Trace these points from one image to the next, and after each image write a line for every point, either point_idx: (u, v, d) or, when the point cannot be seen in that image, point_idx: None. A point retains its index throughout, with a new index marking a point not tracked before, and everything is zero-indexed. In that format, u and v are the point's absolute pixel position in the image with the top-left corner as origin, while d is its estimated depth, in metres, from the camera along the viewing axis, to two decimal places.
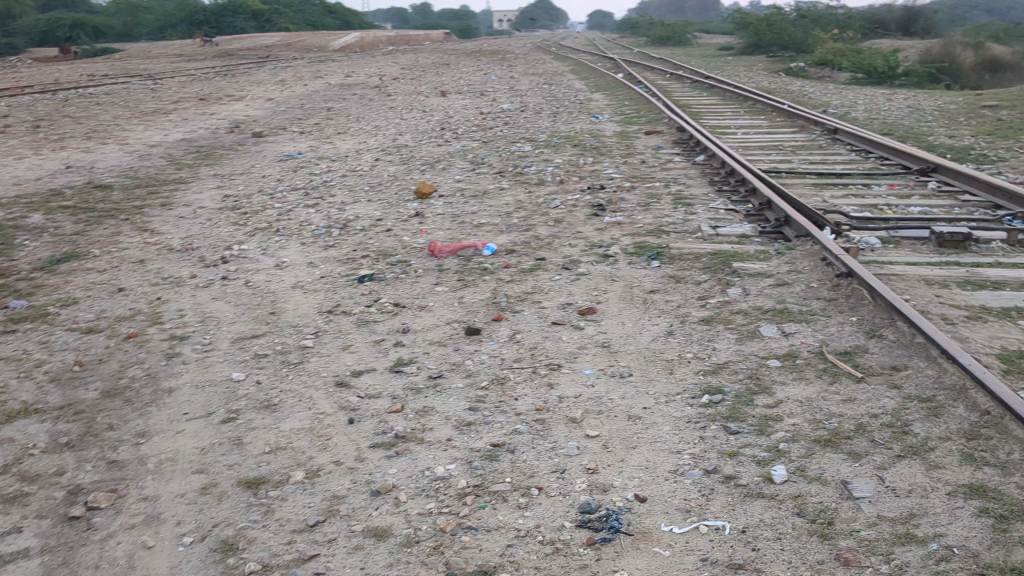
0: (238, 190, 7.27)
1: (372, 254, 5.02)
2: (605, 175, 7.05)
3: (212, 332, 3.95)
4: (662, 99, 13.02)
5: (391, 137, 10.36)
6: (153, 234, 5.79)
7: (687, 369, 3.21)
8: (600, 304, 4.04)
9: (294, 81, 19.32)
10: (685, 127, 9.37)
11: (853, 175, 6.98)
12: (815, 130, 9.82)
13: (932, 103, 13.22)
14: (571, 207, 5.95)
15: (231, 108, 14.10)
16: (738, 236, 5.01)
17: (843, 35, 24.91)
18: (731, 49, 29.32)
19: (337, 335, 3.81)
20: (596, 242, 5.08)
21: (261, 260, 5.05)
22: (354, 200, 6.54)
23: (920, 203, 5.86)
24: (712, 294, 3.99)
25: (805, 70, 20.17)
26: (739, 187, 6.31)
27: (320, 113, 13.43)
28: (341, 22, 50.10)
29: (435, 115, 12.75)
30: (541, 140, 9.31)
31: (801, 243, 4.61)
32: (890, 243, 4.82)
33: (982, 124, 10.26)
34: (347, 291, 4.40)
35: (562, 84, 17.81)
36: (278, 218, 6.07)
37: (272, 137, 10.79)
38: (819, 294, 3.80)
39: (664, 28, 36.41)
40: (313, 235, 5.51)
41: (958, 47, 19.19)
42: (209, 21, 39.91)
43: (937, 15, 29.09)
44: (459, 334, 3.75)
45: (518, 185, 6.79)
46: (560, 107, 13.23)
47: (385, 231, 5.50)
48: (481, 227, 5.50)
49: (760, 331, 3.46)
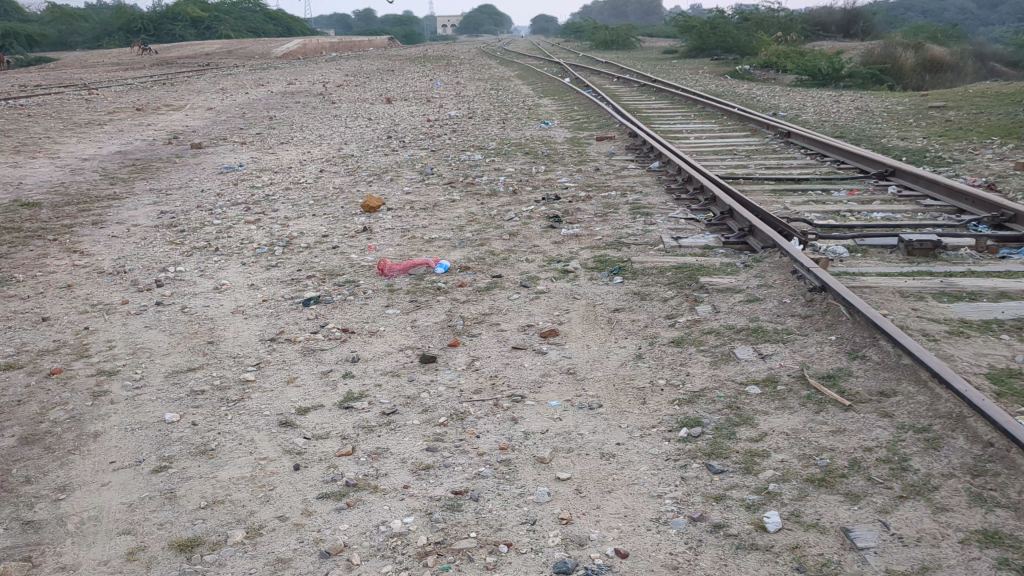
0: (176, 205, 6.92)
1: (318, 273, 4.73)
2: (559, 184, 6.83)
3: (144, 366, 3.63)
4: (612, 104, 12.87)
5: (335, 147, 10.05)
6: (82, 256, 5.43)
7: (661, 398, 2.99)
8: (562, 325, 3.81)
9: (234, 90, 18.84)
10: (638, 133, 9.20)
11: (812, 180, 6.85)
12: (768, 133, 9.71)
13: (880, 104, 13.24)
14: (526, 219, 5.71)
15: (169, 119, 13.65)
16: (702, 247, 4.82)
17: (786, 37, 25.07)
18: (677, 52, 29.38)
19: (281, 367, 3.53)
20: (554, 256, 4.85)
21: (198, 282, 4.73)
22: (298, 215, 6.24)
23: (883, 208, 5.74)
24: (680, 312, 3.78)
25: (750, 73, 20.21)
26: (698, 195, 6.12)
27: (262, 122, 13.05)
28: (283, 27, 49.42)
29: (380, 123, 12.45)
30: (491, 148, 9.07)
31: (767, 254, 4.43)
32: (858, 252, 4.66)
33: (931, 125, 10.24)
34: (291, 316, 4.11)
35: (510, 89, 17.63)
36: (217, 236, 5.75)
37: (211, 148, 10.41)
38: (793, 311, 3.61)
39: (609, 32, 36.42)
40: (255, 254, 5.20)
41: (900, 48, 19.34)
42: (147, 29, 39.04)
43: (877, 16, 29.43)
44: (413, 362, 3.49)
45: (469, 196, 6.53)
46: (508, 112, 13.02)
47: (330, 248, 5.22)
48: (432, 243, 5.24)
49: (735, 353, 3.26)
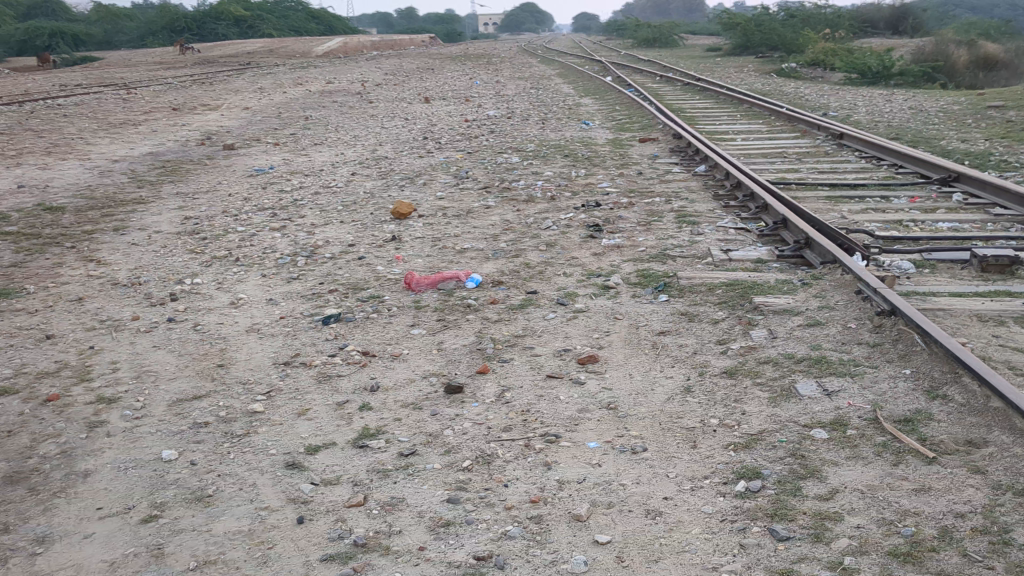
0: (201, 210, 6.68)
1: (341, 287, 4.44)
2: (599, 189, 6.48)
3: (147, 393, 3.36)
4: (655, 103, 12.48)
5: (369, 148, 9.79)
6: (98, 265, 5.19)
7: (713, 442, 2.64)
8: (602, 350, 3.47)
9: (272, 89, 18.69)
10: (682, 134, 8.82)
11: (869, 186, 6.44)
12: (819, 134, 9.28)
13: (935, 104, 12.69)
14: (565, 227, 5.38)
15: (205, 119, 13.49)
16: (754, 261, 4.46)
17: (833, 35, 24.41)
18: (720, 49, 28.82)
19: (293, 396, 3.23)
20: (594, 270, 4.51)
21: (214, 296, 4.46)
22: (324, 222, 5.95)
23: (948, 218, 5.32)
24: (732, 337, 3.42)
25: (797, 71, 19.67)
26: (748, 203, 5.74)
27: (298, 122, 12.83)
28: (325, 27, 49.51)
29: (417, 123, 12.19)
30: (529, 150, 8.73)
31: (828, 271, 4.05)
32: (926, 268, 4.27)
33: (993, 126, 9.73)
34: (309, 336, 3.81)
35: (550, 88, 17.32)
36: (240, 245, 5.48)
37: (243, 149, 10.20)
38: (860, 339, 3.24)
39: (651, 30, 35.88)
40: (276, 265, 4.92)
41: (953, 45, 18.69)
42: (190, 28, 39.20)
43: (927, 13, 28.61)
44: (437, 393, 3.17)
45: (504, 202, 6.21)
46: (547, 112, 12.67)
47: (356, 259, 4.92)
48: (464, 254, 4.92)
49: (796, 389, 2.90)
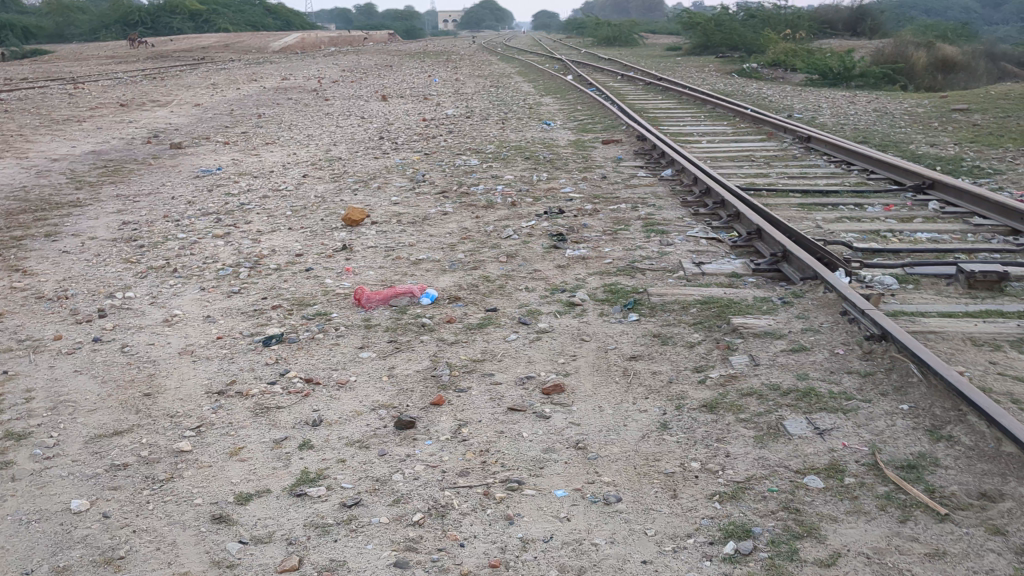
0: (141, 215, 6.29)
1: (286, 303, 4.10)
2: (563, 195, 6.19)
3: (62, 427, 2.99)
4: (618, 103, 12.23)
5: (323, 148, 9.42)
6: (23, 275, 4.79)
7: (696, 491, 2.35)
8: (568, 378, 3.17)
9: (225, 85, 18.18)
10: (647, 136, 8.56)
11: (842, 193, 6.22)
12: (785, 137, 9.07)
13: (898, 106, 12.59)
14: (527, 236, 5.09)
15: (153, 116, 12.98)
16: (728, 276, 4.20)
17: (793, 36, 24.39)
18: (681, 49, 28.72)
19: (226, 432, 2.89)
20: (558, 285, 4.22)
21: (147, 312, 4.10)
22: (271, 229, 5.59)
23: (927, 229, 5.11)
24: (711, 364, 3.14)
25: (758, 71, 19.57)
26: (718, 210, 5.48)
27: (250, 120, 12.39)
28: (282, 21, 48.78)
29: (374, 122, 11.82)
30: (489, 152, 8.42)
31: (809, 288, 3.79)
32: (909, 284, 4.04)
33: (959, 130, 9.58)
34: (247, 360, 3.47)
35: (510, 86, 17.01)
36: (179, 253, 5.10)
37: (191, 148, 9.77)
38: (850, 367, 2.98)
39: (612, 28, 35.67)
40: (217, 277, 4.57)
41: (912, 47, 18.68)
42: (144, 21, 38.24)
43: (885, 15, 28.70)
44: (387, 428, 2.85)
45: (462, 208, 5.89)
46: (508, 112, 12.37)
47: (304, 271, 4.58)
48: (418, 266, 4.59)
49: (784, 428, 2.63)
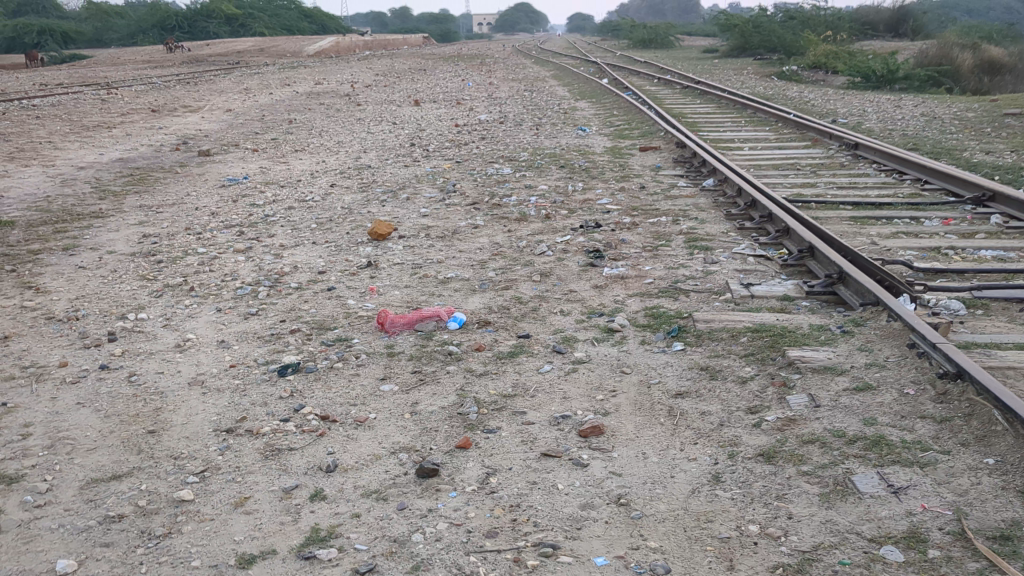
0: (162, 227, 6.08)
1: (306, 326, 3.86)
2: (599, 206, 5.91)
3: (57, 469, 2.75)
4: (656, 108, 11.90)
5: (353, 155, 9.20)
6: (36, 294, 4.59)
7: (756, 563, 2.06)
8: (608, 418, 2.89)
9: (257, 90, 18.06)
10: (687, 143, 8.25)
11: (896, 205, 5.88)
12: (831, 144, 8.72)
13: (947, 110, 12.14)
14: (562, 252, 4.81)
15: (184, 122, 12.85)
16: (779, 299, 3.90)
17: (834, 37, 23.87)
18: (718, 51, 28.29)
19: (231, 478, 2.63)
20: (596, 308, 3.94)
21: (160, 336, 3.87)
22: (294, 244, 5.36)
23: (991, 245, 4.77)
24: (766, 405, 2.85)
25: (798, 74, 19.15)
26: (765, 224, 5.16)
27: (280, 126, 12.22)
28: (318, 26, 48.92)
29: (405, 128, 11.61)
30: (522, 160, 8.15)
31: (870, 315, 3.48)
32: (978, 309, 3.72)
33: (1014, 137, 9.16)
34: (260, 393, 3.22)
35: (544, 90, 16.74)
36: (197, 270, 4.88)
37: (219, 155, 9.59)
38: (924, 410, 2.67)
39: (648, 31, 35.30)
40: (234, 297, 4.33)
41: (957, 48, 18.15)
42: (181, 26, 38.33)
43: (927, 16, 28.11)
44: (408, 476, 2.59)
45: (494, 221, 5.62)
46: (542, 117, 12.10)
47: (325, 290, 4.34)
48: (447, 285, 4.33)
49: (853, 484, 2.33)
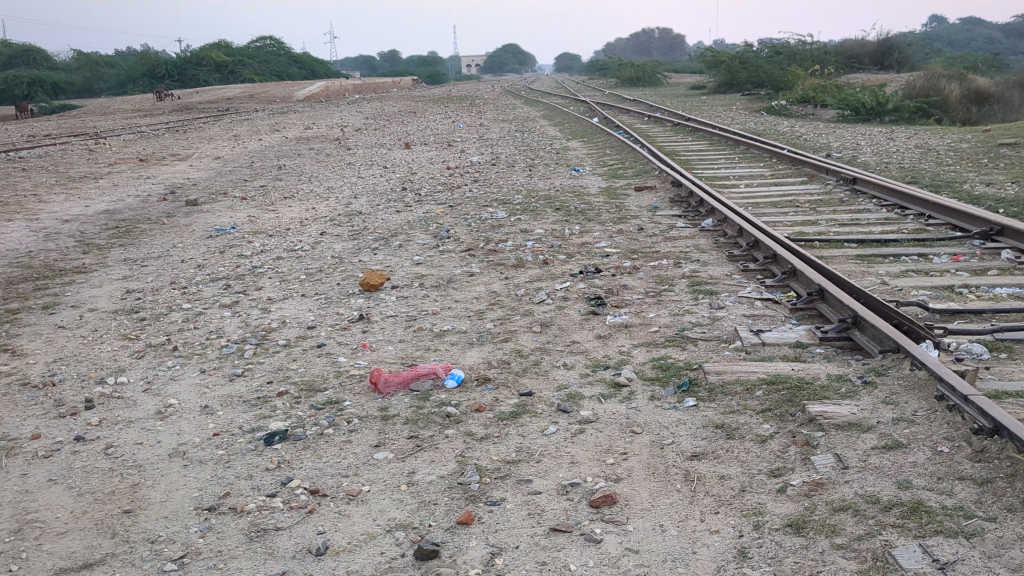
0: (147, 282, 5.88)
1: (295, 387, 3.65)
2: (597, 250, 5.74)
3: (23, 557, 2.53)
4: (648, 146, 11.79)
5: (343, 201, 9.04)
6: (11, 357, 4.38)
7: None
8: (620, 485, 2.68)
9: (246, 137, 17.95)
10: (683, 181, 8.11)
11: (902, 241, 5.72)
12: (828, 178, 8.58)
13: (941, 141, 12.06)
14: (561, 300, 4.63)
15: (172, 170, 12.69)
16: (793, 346, 3.71)
17: (821, 70, 23.94)
18: (706, 87, 28.39)
19: (213, 564, 2.41)
20: (600, 360, 3.74)
21: (140, 401, 3.66)
22: (283, 296, 5.16)
23: (1006, 283, 4.60)
24: (789, 468, 2.65)
25: (787, 109, 19.15)
26: (770, 265, 4.98)
27: (270, 173, 12.08)
28: (307, 70, 49.15)
29: (396, 171, 11.47)
30: (516, 202, 8.00)
31: (892, 363, 3.28)
32: (1002, 352, 3.54)
33: (1012, 167, 9.05)
34: (245, 465, 3.00)
35: (535, 131, 16.68)
36: (182, 327, 4.68)
37: (207, 204, 9.42)
38: (963, 472, 2.47)
39: (635, 69, 35.51)
40: (220, 356, 4.13)
41: (944, 79, 18.19)
42: (171, 74, 38.31)
43: (913, 47, 28.28)
44: (406, 558, 2.37)
45: (489, 268, 5.43)
46: (534, 157, 11.98)
47: (316, 347, 4.14)
48: (442, 339, 4.13)
49: (894, 559, 2.12)
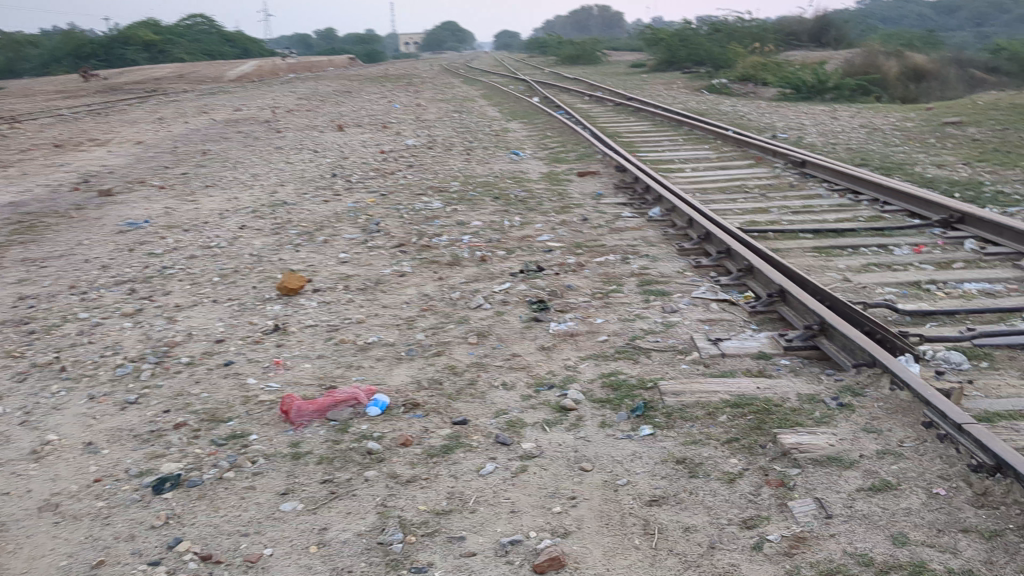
0: (43, 286, 5.33)
1: (196, 418, 3.18)
2: (538, 244, 5.34)
3: None
4: (590, 128, 11.41)
5: (269, 190, 8.51)
6: None
7: None
8: (568, 543, 2.27)
9: (173, 119, 17.18)
10: (627, 165, 7.73)
11: (859, 231, 5.41)
12: (776, 161, 8.29)
13: (885, 120, 11.88)
14: (500, 304, 4.22)
15: (88, 157, 11.96)
16: (755, 357, 3.36)
17: (760, 48, 23.81)
18: (646, 65, 28.15)
19: None
20: (542, 378, 3.33)
21: (15, 438, 3.16)
22: (192, 303, 4.66)
23: (973, 277, 4.30)
24: (765, 517, 2.27)
25: (728, 87, 18.93)
26: (724, 260, 4.62)
27: (193, 159, 11.44)
28: (240, 49, 47.85)
29: (326, 156, 10.92)
30: (452, 191, 7.55)
31: (869, 380, 2.94)
32: (982, 360, 3.22)
33: (960, 147, 8.85)
34: (127, 521, 2.54)
35: (474, 111, 16.20)
36: (74, 343, 4.16)
37: (121, 195, 8.80)
38: (966, 523, 2.12)
39: (574, 47, 35.16)
40: (113, 379, 3.63)
41: (883, 56, 18.13)
42: (97, 54, 36.91)
43: (849, 25, 28.29)
44: None
45: (422, 267, 4.99)
46: (472, 140, 11.52)
47: (223, 366, 3.66)
48: (367, 353, 3.69)
49: None
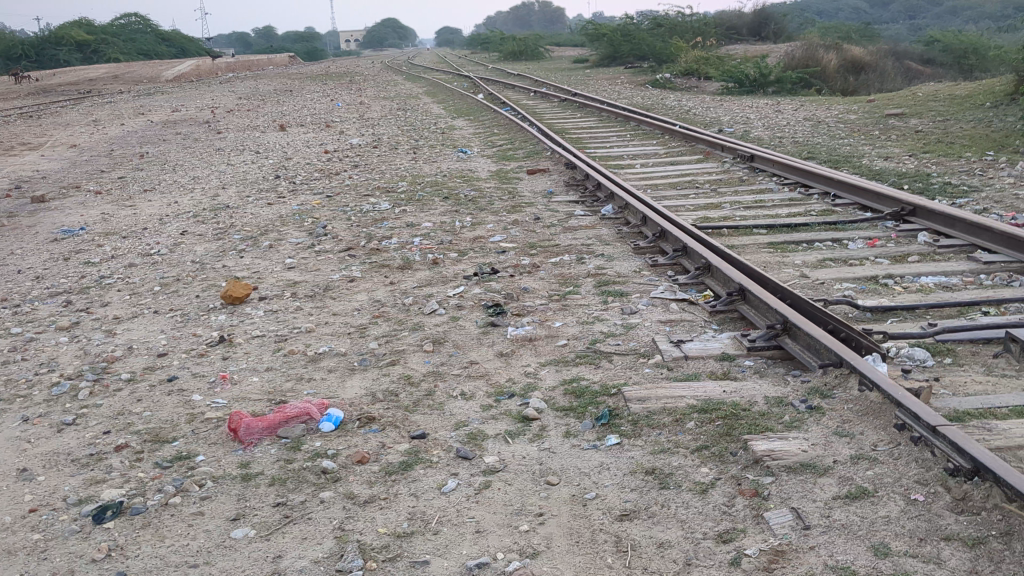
0: None
1: (138, 439, 3.01)
2: (490, 245, 5.22)
3: None
4: (537, 124, 11.32)
5: (210, 193, 8.27)
6: None
7: None
8: (537, 565, 2.16)
9: (108, 121, 16.72)
10: (577, 162, 7.64)
11: (812, 225, 5.39)
12: (724, 155, 8.27)
13: (828, 113, 11.98)
14: (454, 308, 4.10)
15: (19, 162, 11.55)
16: (718, 358, 3.28)
17: (701, 42, 23.95)
18: (589, 60, 28.15)
19: None
20: (502, 386, 3.22)
21: None
22: (132, 315, 4.46)
23: (928, 271, 4.28)
24: (741, 530, 2.19)
25: (671, 81, 18.99)
26: (680, 258, 4.55)
27: (130, 162, 11.11)
28: (176, 48, 46.93)
29: (269, 157, 10.68)
30: (399, 191, 7.41)
31: (836, 381, 2.88)
32: (945, 357, 3.18)
33: (904, 138, 8.93)
34: (65, 554, 2.37)
35: (419, 109, 16.04)
36: (6, 360, 3.94)
37: (55, 200, 8.49)
38: (947, 530, 2.06)
39: (517, 43, 35.07)
40: (48, 399, 3.44)
41: (822, 49, 18.32)
42: (28, 55, 35.90)
43: (788, 18, 28.61)
44: None
45: (372, 271, 4.85)
46: (417, 139, 11.35)
47: (167, 382, 3.49)
48: (318, 364, 3.55)
49: None
